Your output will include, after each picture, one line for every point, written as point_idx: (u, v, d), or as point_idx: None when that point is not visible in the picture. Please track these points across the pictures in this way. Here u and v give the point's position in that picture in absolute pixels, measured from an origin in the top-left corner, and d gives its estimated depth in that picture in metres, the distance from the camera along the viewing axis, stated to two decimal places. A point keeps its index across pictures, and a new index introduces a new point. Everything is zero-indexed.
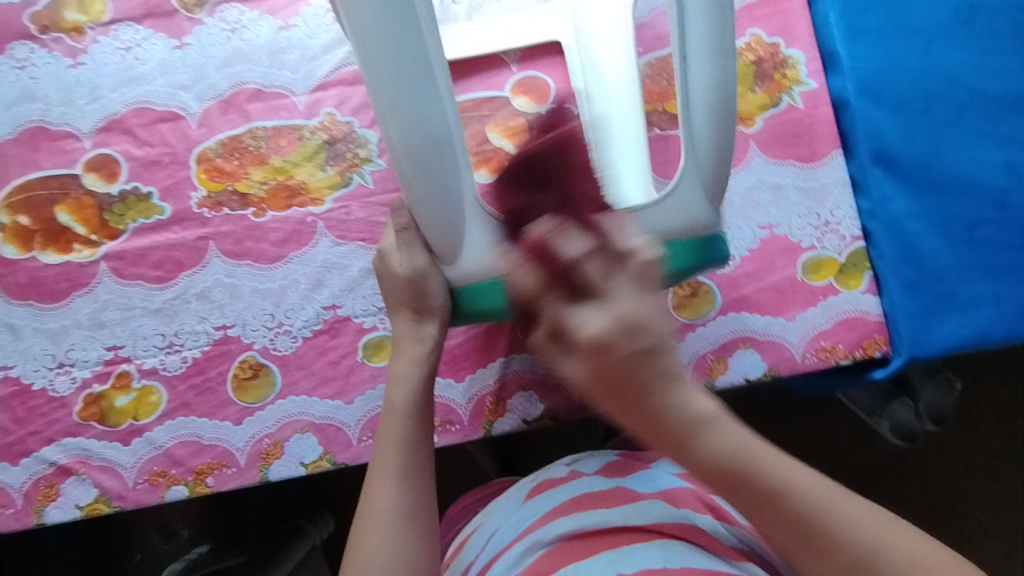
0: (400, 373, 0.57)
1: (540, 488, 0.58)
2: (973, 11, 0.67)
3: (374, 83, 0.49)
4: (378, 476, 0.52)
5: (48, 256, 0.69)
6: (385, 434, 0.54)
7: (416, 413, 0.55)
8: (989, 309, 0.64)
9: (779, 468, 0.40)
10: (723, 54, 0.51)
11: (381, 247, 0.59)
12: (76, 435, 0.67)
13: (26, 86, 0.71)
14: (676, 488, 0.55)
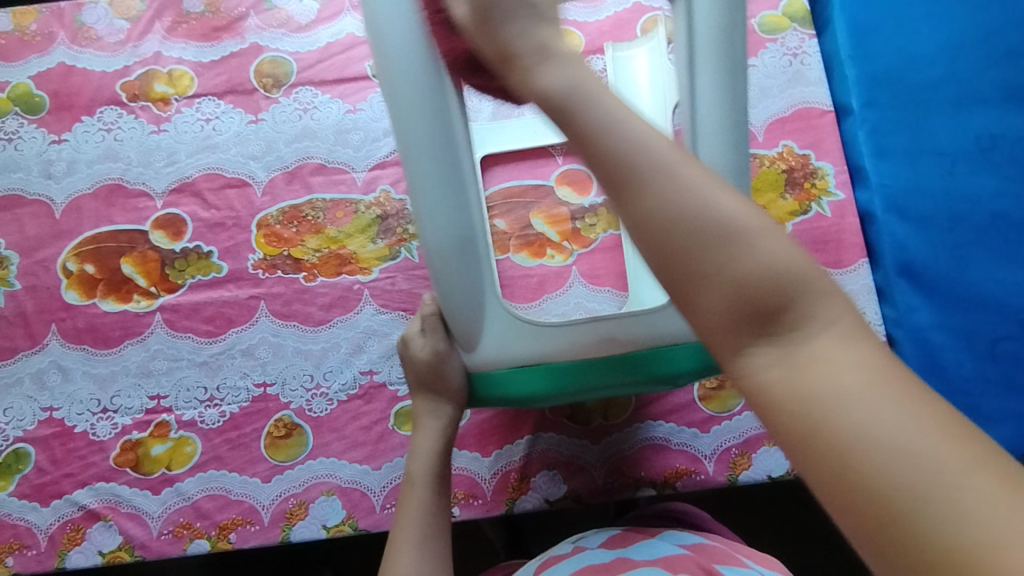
0: (419, 447, 0.60)
1: (545, 564, 0.58)
2: (994, 140, 0.71)
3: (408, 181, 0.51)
4: (397, 546, 0.56)
5: (107, 304, 0.73)
6: (404, 507, 0.58)
7: (439, 481, 0.59)
8: (1012, 426, 0.65)
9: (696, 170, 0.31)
10: (739, 174, 0.52)
11: (406, 333, 0.62)
12: (109, 480, 0.69)
13: (110, 146, 0.77)
14: (674, 554, 0.55)
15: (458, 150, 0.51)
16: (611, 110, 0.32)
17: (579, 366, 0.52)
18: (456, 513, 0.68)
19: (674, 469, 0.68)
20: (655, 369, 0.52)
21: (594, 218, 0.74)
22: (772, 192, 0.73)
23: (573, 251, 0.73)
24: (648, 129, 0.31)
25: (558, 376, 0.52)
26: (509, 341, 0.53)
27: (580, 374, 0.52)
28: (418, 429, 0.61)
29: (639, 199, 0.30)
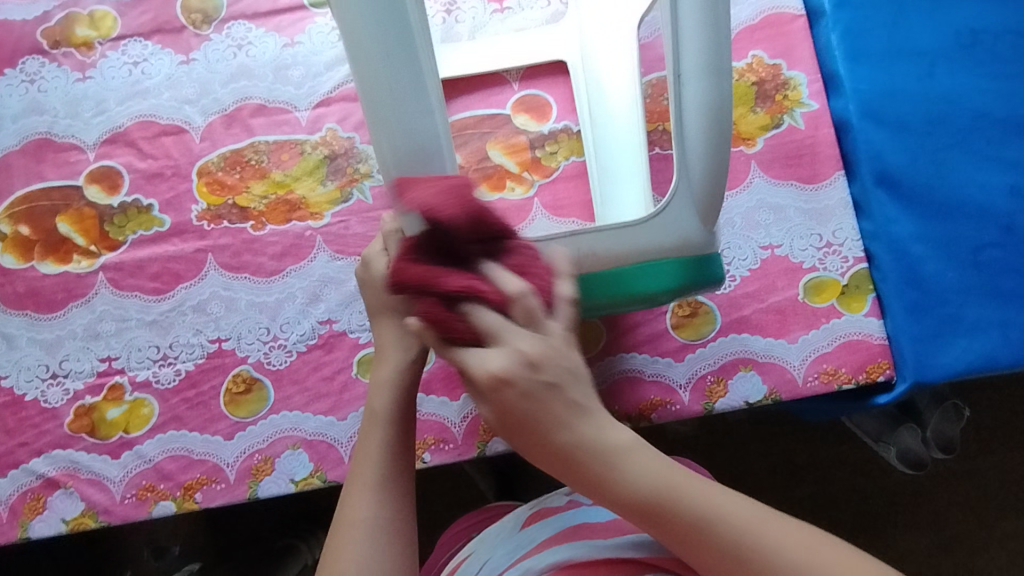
0: (380, 383, 0.54)
1: (537, 515, 0.55)
2: (975, 36, 0.67)
3: (364, 90, 0.47)
4: (354, 487, 0.50)
5: (47, 266, 0.69)
6: (362, 447, 0.52)
7: (399, 421, 0.53)
8: (996, 334, 0.62)
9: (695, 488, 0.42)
10: (718, 73, 0.49)
11: (366, 252, 0.56)
12: (66, 447, 0.66)
13: (34, 98, 0.72)
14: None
15: (417, 53, 0.47)
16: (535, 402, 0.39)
17: None
18: (427, 460, 0.66)
19: (649, 401, 0.65)
20: (634, 288, 0.51)
21: (555, 144, 0.71)
22: (741, 108, 0.69)
23: (534, 182, 0.69)
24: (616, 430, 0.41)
25: None
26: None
27: None
28: (380, 361, 0.55)
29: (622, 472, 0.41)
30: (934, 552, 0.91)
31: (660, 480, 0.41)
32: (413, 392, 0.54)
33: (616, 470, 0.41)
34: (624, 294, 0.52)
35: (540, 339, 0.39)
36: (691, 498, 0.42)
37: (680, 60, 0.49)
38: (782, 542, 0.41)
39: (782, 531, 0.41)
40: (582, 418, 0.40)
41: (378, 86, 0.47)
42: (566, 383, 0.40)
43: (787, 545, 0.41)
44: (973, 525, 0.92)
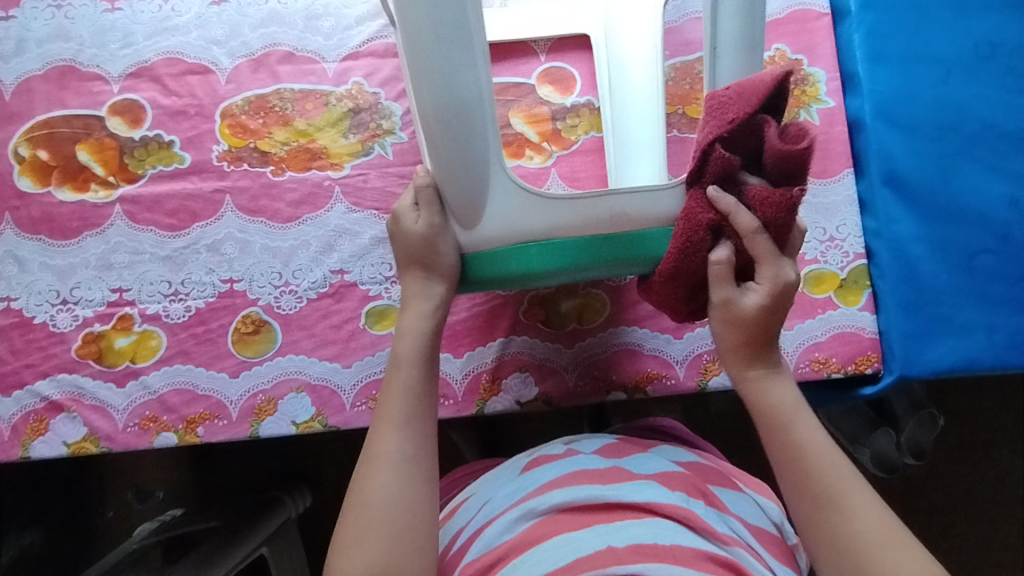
0: (407, 327, 0.56)
1: (538, 461, 0.58)
2: (991, 49, 0.69)
3: (411, 40, 0.48)
4: (384, 422, 0.53)
5: (64, 193, 0.69)
6: (390, 386, 0.55)
7: (428, 362, 0.56)
8: (982, 336, 0.65)
9: (813, 433, 0.51)
10: (751, 47, 0.51)
11: (396, 207, 0.58)
12: (72, 372, 0.67)
13: (61, 25, 0.72)
14: (671, 471, 0.56)
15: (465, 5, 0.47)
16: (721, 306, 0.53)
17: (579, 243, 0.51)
18: None
19: (645, 374, 0.68)
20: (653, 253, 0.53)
21: (576, 118, 0.72)
22: None
23: (552, 153, 0.70)
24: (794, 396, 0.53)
25: (559, 251, 0.52)
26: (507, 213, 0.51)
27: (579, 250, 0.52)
28: (409, 308, 0.57)
29: (768, 393, 0.53)
30: None
31: (789, 408, 0.52)
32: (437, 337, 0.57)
33: (796, 423, 0.52)
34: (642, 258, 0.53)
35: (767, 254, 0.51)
36: (837, 469, 0.50)
37: (717, 31, 0.51)
38: (859, 509, 0.48)
39: (855, 497, 0.48)
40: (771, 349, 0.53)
41: (426, 33, 0.47)
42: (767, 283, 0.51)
43: (868, 519, 0.47)
44: (933, 523, 0.97)
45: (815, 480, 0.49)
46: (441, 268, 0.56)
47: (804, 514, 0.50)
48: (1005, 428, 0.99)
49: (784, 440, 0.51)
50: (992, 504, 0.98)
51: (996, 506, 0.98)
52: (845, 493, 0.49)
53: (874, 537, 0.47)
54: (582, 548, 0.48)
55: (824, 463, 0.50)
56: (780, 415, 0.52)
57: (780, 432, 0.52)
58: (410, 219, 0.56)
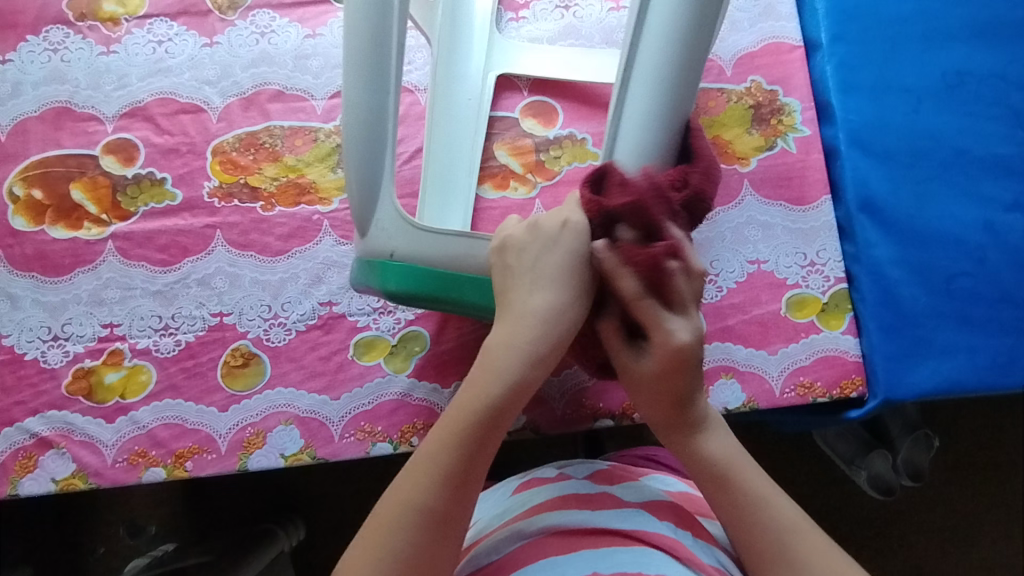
0: (495, 366, 0.50)
1: (528, 483, 0.59)
2: (960, 78, 0.71)
3: (693, 34, 0.53)
4: (424, 467, 0.49)
5: (57, 231, 0.71)
6: (447, 424, 0.50)
7: (496, 416, 0.49)
8: (963, 358, 0.66)
9: (756, 481, 0.51)
10: None
11: (575, 218, 0.51)
12: (62, 408, 0.67)
13: (57, 68, 0.74)
14: (663, 500, 0.56)
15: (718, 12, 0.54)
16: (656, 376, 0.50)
17: None
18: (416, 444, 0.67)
19: (632, 401, 0.68)
20: None
21: (559, 150, 0.72)
22: (738, 128, 0.72)
23: (536, 184, 0.72)
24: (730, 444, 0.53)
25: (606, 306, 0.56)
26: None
27: None
28: (506, 347, 0.50)
29: (702, 444, 0.52)
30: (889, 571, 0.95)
31: (728, 459, 0.52)
32: (520, 397, 0.50)
33: (731, 475, 0.51)
34: None
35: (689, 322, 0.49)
36: (782, 514, 0.50)
37: None
38: (809, 553, 0.49)
39: (804, 538, 0.49)
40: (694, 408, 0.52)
41: (702, 33, 0.54)
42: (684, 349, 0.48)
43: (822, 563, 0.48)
44: (933, 545, 0.96)
45: (765, 529, 0.50)
46: (571, 328, 0.50)
47: (759, 566, 0.50)
48: (999, 448, 0.99)
49: (728, 493, 0.51)
50: (991, 525, 0.97)
51: (996, 527, 0.97)
52: (794, 539, 0.49)
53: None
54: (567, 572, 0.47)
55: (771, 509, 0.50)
56: (711, 471, 0.52)
57: (721, 487, 0.51)
58: (563, 253, 0.50)
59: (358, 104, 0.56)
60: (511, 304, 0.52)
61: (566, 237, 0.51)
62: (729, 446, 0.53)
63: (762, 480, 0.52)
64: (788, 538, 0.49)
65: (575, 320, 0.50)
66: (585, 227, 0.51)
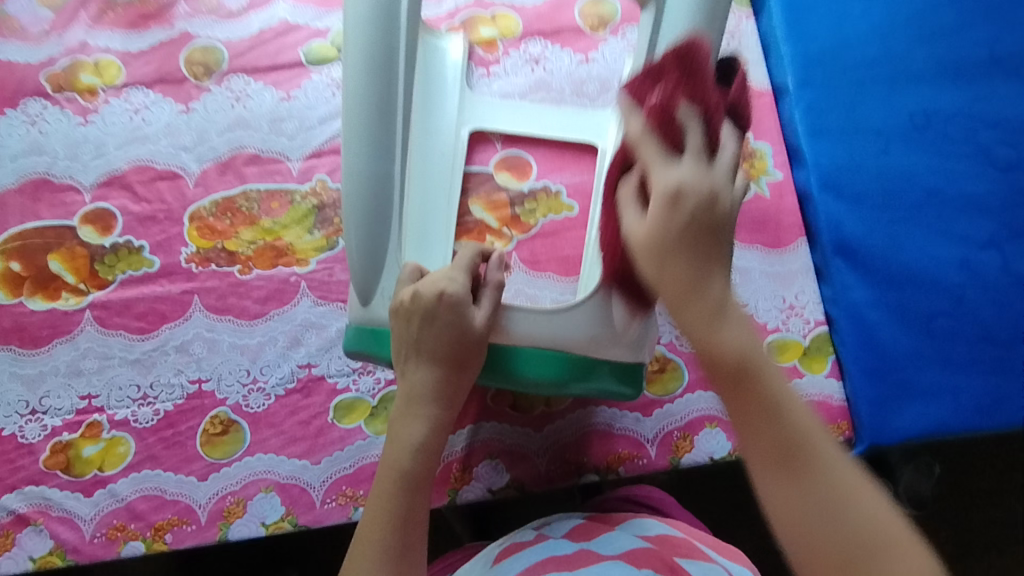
0: (402, 435, 0.51)
1: (508, 551, 0.58)
2: (928, 117, 0.72)
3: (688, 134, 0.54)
4: (359, 556, 0.47)
5: (35, 303, 0.71)
6: (375, 502, 0.50)
7: (415, 481, 0.50)
8: (948, 400, 0.65)
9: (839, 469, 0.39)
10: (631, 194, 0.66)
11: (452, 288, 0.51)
12: (39, 484, 0.67)
13: (35, 140, 0.75)
14: (638, 548, 0.55)
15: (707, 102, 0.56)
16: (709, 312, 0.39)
17: (543, 363, 0.55)
18: None
19: (617, 455, 0.67)
20: (587, 383, 0.56)
21: (533, 203, 0.73)
22: None
23: (512, 237, 0.72)
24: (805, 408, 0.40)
25: (521, 365, 0.55)
26: (560, 331, 0.55)
27: (541, 366, 0.55)
28: (406, 418, 0.51)
29: (757, 384, 0.39)
30: None
31: (799, 435, 0.39)
32: (435, 456, 0.51)
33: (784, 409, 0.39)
34: (570, 381, 0.56)
35: (701, 171, 0.41)
36: (856, 508, 0.38)
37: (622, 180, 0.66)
38: (869, 513, 0.38)
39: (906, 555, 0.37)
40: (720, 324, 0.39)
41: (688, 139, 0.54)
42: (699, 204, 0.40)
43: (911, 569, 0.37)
44: None
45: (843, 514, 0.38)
46: (456, 390, 0.52)
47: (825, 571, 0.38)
48: (997, 470, 0.97)
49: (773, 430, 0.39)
50: (993, 551, 0.95)
51: (1000, 551, 0.95)
52: (860, 508, 0.38)
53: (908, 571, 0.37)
54: None
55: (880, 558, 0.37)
56: (735, 375, 0.39)
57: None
58: (443, 325, 0.51)
59: (364, 174, 0.55)
60: (405, 377, 0.53)
61: (442, 307, 0.51)
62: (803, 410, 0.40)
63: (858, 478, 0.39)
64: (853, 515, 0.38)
65: (457, 388, 0.52)
66: (459, 297, 0.51)
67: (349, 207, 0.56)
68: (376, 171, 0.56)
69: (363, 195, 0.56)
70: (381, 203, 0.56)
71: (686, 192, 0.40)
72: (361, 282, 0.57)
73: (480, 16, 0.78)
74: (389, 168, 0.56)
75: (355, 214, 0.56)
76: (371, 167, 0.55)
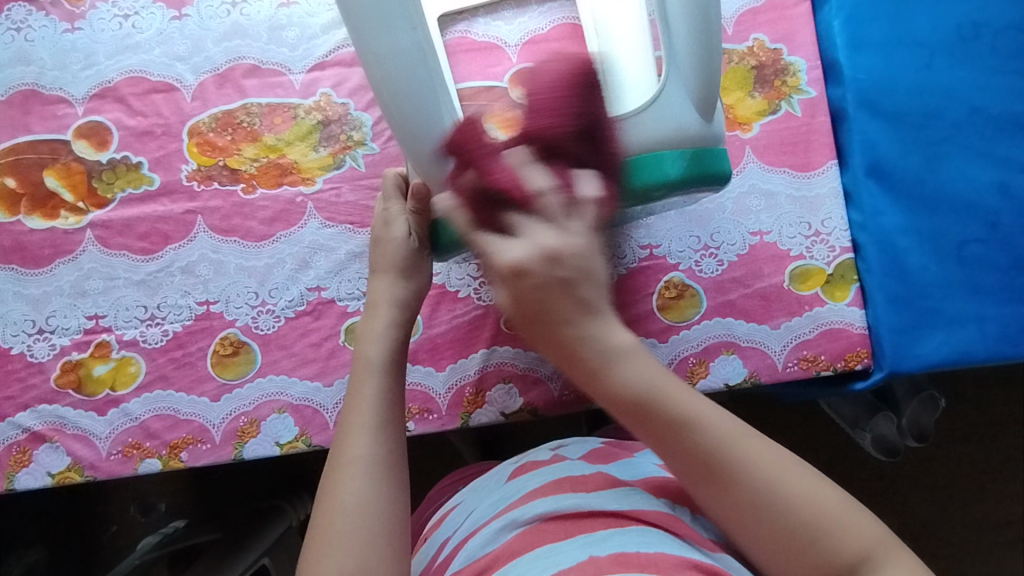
0: (372, 333, 0.57)
1: (523, 469, 0.59)
2: (976, 30, 0.67)
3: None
4: (359, 381, 0.54)
5: (34, 221, 0.68)
6: (359, 391, 0.54)
7: (403, 323, 0.58)
8: (973, 328, 0.64)
9: (710, 413, 0.44)
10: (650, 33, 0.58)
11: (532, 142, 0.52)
12: (52, 403, 0.66)
13: (21, 48, 0.70)
14: (658, 478, 0.55)
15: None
16: (633, 376, 0.43)
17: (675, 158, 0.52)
18: (411, 428, 0.66)
19: None
20: (716, 169, 0.54)
21: None
22: (739, 91, 0.68)
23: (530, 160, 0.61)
24: (710, 417, 0.43)
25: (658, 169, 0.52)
26: (663, 129, 0.52)
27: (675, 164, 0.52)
28: (371, 314, 0.58)
29: (610, 376, 0.43)
30: (906, 527, 0.95)
31: (649, 386, 0.43)
32: (415, 304, 0.59)
33: (609, 372, 0.43)
34: (707, 172, 0.54)
35: (560, 234, 0.42)
36: (751, 454, 0.43)
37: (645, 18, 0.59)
38: (834, 529, 0.41)
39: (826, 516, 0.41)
40: (585, 315, 0.43)
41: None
42: (579, 280, 0.42)
43: (855, 533, 0.41)
44: (939, 503, 0.95)
45: (746, 486, 0.42)
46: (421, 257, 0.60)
47: None
48: (1006, 402, 0.96)
49: (666, 426, 0.43)
50: (992, 486, 0.96)
51: (1002, 482, 0.96)
52: (818, 509, 0.42)
53: (829, 533, 0.41)
54: (564, 559, 0.46)
55: (789, 505, 0.42)
56: (592, 360, 0.43)
57: (717, 488, 0.43)
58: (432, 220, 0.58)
59: (387, 54, 0.50)
60: (377, 252, 0.61)
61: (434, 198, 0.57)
62: (631, 338, 0.44)
63: (772, 453, 0.43)
64: (795, 505, 0.42)
65: (417, 293, 0.60)
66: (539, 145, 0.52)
67: (384, 96, 0.52)
68: (399, 46, 0.50)
69: (397, 75, 0.51)
70: (418, 82, 0.51)
71: (562, 258, 0.42)
72: (421, 166, 0.53)
73: None
74: (414, 39, 0.50)
75: (392, 98, 0.51)
76: (395, 44, 0.50)
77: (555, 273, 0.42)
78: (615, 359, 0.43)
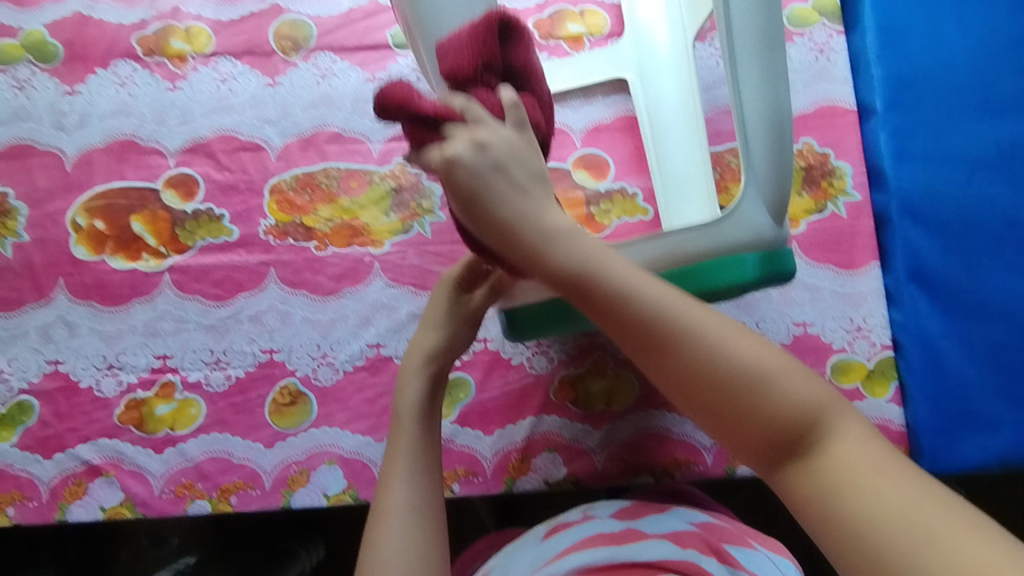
0: (407, 384, 0.58)
1: (556, 527, 0.60)
2: (1014, 151, 0.71)
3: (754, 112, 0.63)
4: (396, 437, 0.56)
5: (116, 262, 0.72)
6: (395, 445, 0.56)
7: (437, 377, 0.59)
8: (1008, 434, 0.66)
9: (678, 305, 0.38)
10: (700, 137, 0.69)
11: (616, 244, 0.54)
12: (112, 437, 0.69)
13: (124, 101, 0.76)
14: (683, 531, 0.56)
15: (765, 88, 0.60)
16: (584, 256, 0.40)
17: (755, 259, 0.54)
18: (456, 490, 0.68)
19: (674, 458, 0.69)
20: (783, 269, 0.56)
21: (609, 204, 0.71)
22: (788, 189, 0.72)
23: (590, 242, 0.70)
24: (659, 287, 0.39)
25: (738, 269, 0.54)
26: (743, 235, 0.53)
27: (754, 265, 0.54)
28: (405, 370, 0.59)
29: (551, 254, 0.40)
30: None
31: (585, 261, 0.40)
32: (449, 357, 0.60)
33: (547, 250, 0.40)
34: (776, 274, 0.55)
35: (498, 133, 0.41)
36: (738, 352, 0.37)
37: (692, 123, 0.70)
38: (871, 495, 0.33)
39: (801, 397, 0.36)
40: (524, 197, 0.40)
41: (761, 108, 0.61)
42: (511, 162, 0.40)
43: (895, 492, 0.33)
44: None
45: (702, 369, 0.37)
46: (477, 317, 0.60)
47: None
48: None
49: (608, 299, 0.39)
50: None
51: None
52: (828, 442, 0.35)
53: (846, 487, 0.34)
54: None
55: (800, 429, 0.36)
56: (529, 238, 0.40)
57: (662, 362, 0.38)
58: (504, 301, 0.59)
59: None
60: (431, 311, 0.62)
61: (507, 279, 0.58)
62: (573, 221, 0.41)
63: (775, 355, 0.37)
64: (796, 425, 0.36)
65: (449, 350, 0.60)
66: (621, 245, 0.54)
67: None
68: None
69: None
70: None
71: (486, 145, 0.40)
72: None
73: (568, 11, 0.76)
74: None
75: None
76: None
77: (478, 160, 0.40)
78: (555, 239, 0.40)
